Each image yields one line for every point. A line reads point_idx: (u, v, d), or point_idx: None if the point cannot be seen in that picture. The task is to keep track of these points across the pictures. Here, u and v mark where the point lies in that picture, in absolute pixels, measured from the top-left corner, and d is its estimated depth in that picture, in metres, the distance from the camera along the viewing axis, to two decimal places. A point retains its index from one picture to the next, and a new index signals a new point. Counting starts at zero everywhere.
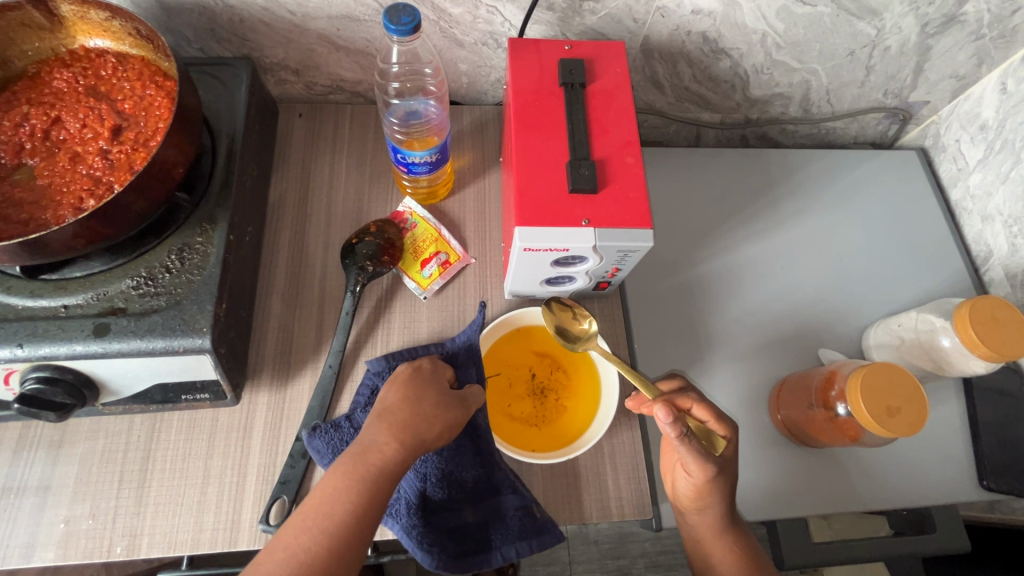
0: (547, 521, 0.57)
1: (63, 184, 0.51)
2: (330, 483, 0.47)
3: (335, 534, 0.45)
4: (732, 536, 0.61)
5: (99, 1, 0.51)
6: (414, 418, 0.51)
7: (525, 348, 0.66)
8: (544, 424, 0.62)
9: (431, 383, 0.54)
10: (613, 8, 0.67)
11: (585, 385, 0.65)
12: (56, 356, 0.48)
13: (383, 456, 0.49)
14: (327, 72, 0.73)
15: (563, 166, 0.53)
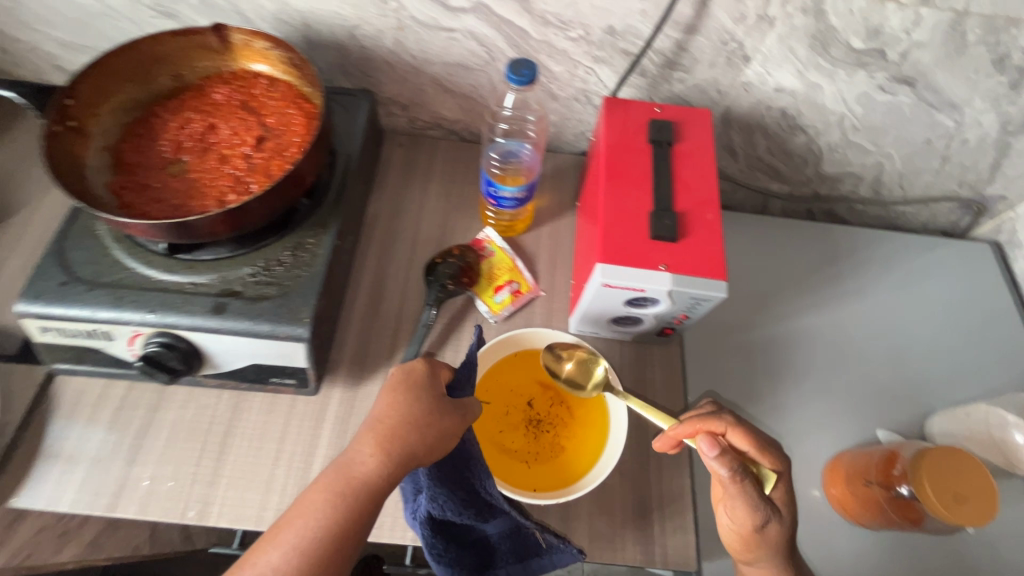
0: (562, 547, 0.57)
1: (210, 179, 0.58)
2: (308, 500, 0.46)
3: (309, 559, 0.43)
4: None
5: (269, 35, 0.61)
6: (401, 429, 0.50)
7: (528, 379, 0.68)
8: (537, 463, 0.63)
9: (425, 387, 0.53)
10: (701, 79, 0.73)
11: (584, 425, 0.66)
12: (181, 326, 0.54)
13: (366, 469, 0.48)
14: (431, 111, 0.82)
15: (647, 215, 0.58)
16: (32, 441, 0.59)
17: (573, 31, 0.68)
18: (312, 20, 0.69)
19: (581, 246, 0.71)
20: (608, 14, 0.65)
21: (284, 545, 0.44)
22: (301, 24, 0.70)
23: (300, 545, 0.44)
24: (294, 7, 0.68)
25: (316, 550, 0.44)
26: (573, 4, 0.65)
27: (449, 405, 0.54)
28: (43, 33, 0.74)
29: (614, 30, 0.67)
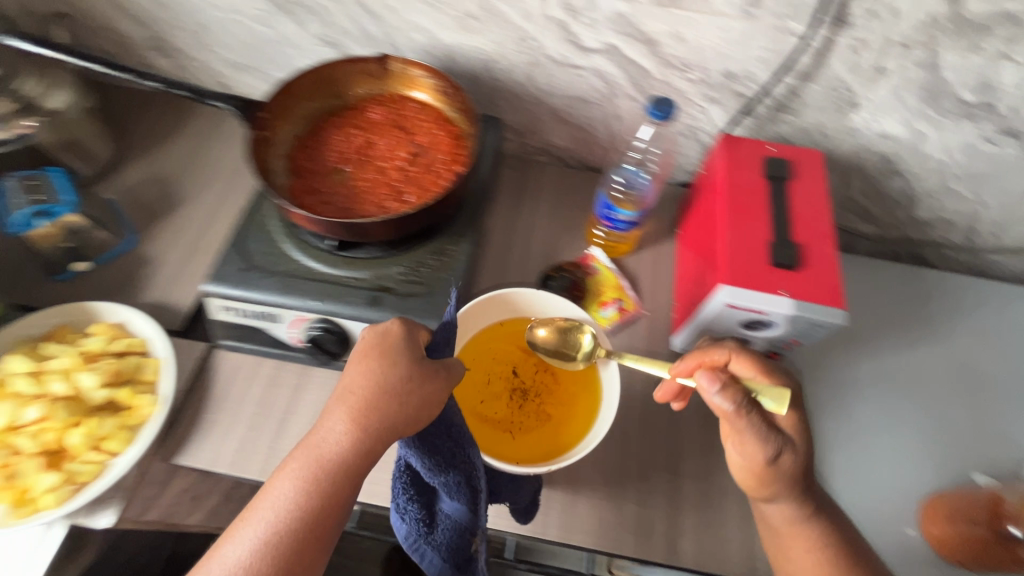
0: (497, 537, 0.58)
1: (371, 187, 0.66)
2: (276, 482, 0.49)
3: (279, 546, 0.47)
4: (820, 553, 0.56)
5: (429, 66, 0.69)
6: (373, 401, 0.50)
7: (511, 349, 0.71)
8: (520, 433, 0.65)
9: (403, 353, 0.52)
10: (806, 122, 0.77)
11: (569, 394, 0.68)
12: (344, 314, 0.61)
13: (337, 446, 0.50)
14: (542, 138, 0.89)
15: (766, 244, 0.62)
16: (196, 408, 0.67)
17: (693, 74, 0.74)
18: (455, 53, 0.78)
19: (686, 269, 0.76)
20: (729, 60, 0.71)
21: (256, 533, 0.47)
22: (444, 56, 0.78)
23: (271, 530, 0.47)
24: (442, 42, 0.76)
25: (287, 535, 0.47)
26: (698, 50, 0.71)
27: (432, 370, 0.52)
28: (218, 55, 0.86)
29: (732, 74, 0.73)
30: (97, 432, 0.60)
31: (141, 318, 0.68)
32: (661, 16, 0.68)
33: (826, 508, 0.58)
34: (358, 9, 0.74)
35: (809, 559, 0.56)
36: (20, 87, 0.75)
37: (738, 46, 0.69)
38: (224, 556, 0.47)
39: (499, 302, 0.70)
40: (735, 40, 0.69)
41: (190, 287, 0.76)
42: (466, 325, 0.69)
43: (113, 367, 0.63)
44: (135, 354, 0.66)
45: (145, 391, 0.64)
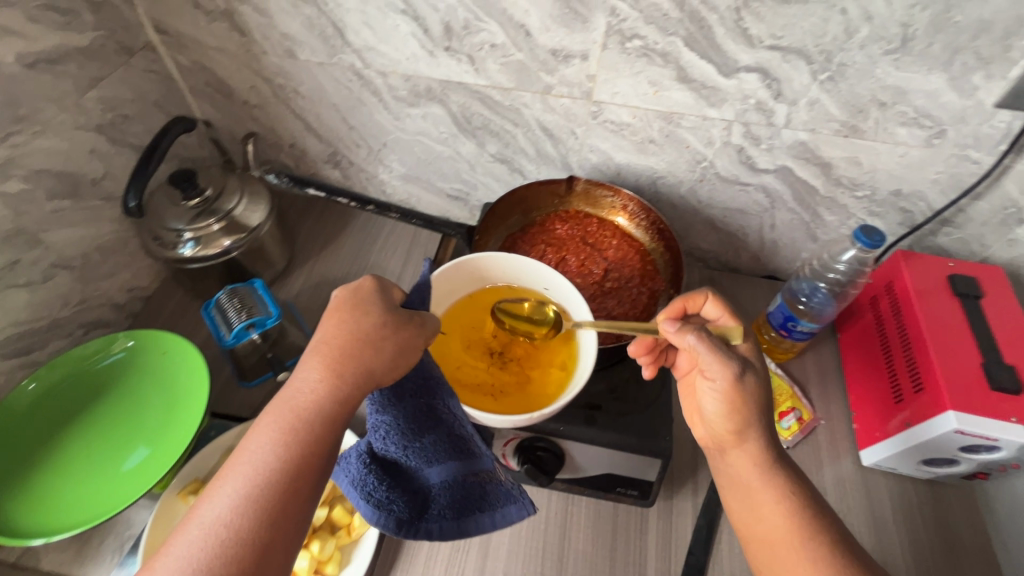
0: (512, 490, 0.57)
1: None
2: (253, 441, 0.44)
3: (261, 499, 0.42)
4: (782, 507, 0.51)
5: (620, 190, 0.76)
6: (352, 351, 0.48)
7: (486, 313, 0.67)
8: (504, 397, 0.60)
9: (375, 304, 0.51)
10: (966, 235, 0.80)
11: (549, 355, 0.64)
12: (562, 434, 0.61)
13: (314, 394, 0.46)
14: (690, 242, 0.93)
15: (979, 366, 0.63)
16: None
17: (860, 191, 0.77)
18: (624, 170, 0.83)
19: (861, 377, 0.77)
20: (901, 181, 0.75)
21: (236, 488, 0.42)
22: (613, 173, 0.83)
23: (252, 483, 0.42)
24: (615, 161, 0.81)
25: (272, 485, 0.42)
26: (871, 172, 0.75)
27: (403, 317, 0.51)
28: (388, 168, 0.92)
29: (901, 192, 0.76)
30: (321, 556, 0.60)
31: None
32: (841, 144, 0.72)
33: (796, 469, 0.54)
34: (541, 134, 0.80)
35: (778, 513, 0.51)
36: (229, 207, 0.78)
37: (913, 169, 0.73)
38: (202, 520, 0.41)
39: (469, 272, 0.67)
40: (911, 165, 0.72)
41: None
42: (441, 296, 0.65)
43: None
44: None
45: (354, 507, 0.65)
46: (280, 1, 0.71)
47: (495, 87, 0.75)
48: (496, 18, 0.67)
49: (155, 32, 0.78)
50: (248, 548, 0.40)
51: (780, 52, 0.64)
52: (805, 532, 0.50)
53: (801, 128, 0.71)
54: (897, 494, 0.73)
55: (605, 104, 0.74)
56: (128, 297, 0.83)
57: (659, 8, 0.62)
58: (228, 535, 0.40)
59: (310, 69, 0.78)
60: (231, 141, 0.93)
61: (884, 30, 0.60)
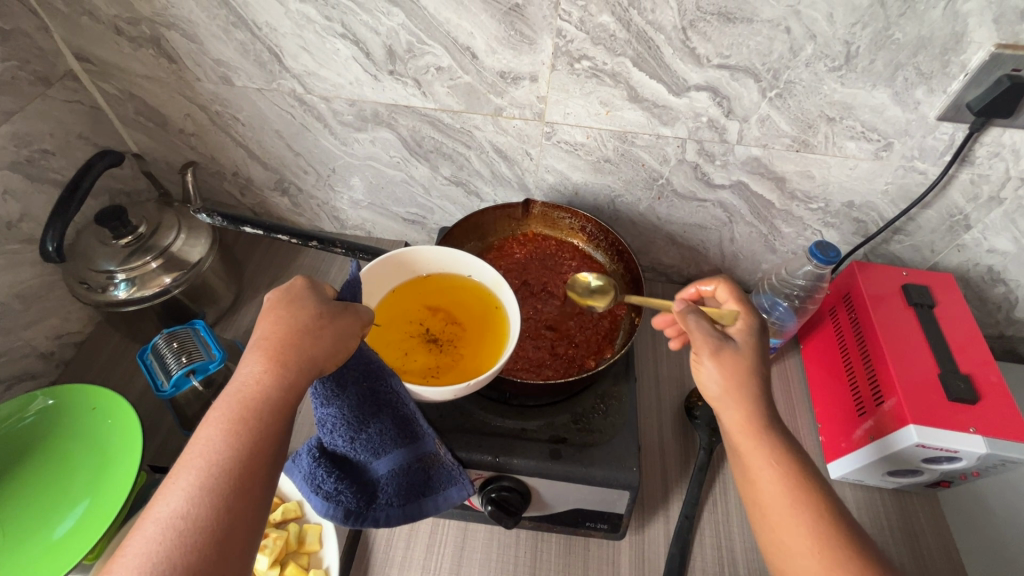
0: (455, 472, 0.58)
1: (537, 330, 0.70)
2: (204, 435, 0.40)
3: (216, 490, 0.38)
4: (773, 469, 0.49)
5: (574, 210, 0.75)
6: (292, 339, 0.44)
7: (416, 304, 0.67)
8: (443, 374, 0.60)
9: (312, 294, 0.48)
10: (917, 242, 0.81)
11: (480, 333, 0.64)
12: (522, 470, 0.59)
13: (261, 384, 0.43)
14: (652, 257, 0.92)
15: (937, 377, 0.64)
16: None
17: (814, 204, 0.78)
18: (581, 190, 0.81)
19: (824, 389, 0.77)
20: (853, 193, 0.75)
21: (186, 484, 0.38)
22: (571, 192, 0.82)
23: (208, 477, 0.39)
24: (572, 181, 0.80)
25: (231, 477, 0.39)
26: (823, 185, 0.75)
27: (342, 305, 0.49)
28: (339, 193, 0.88)
29: (853, 203, 0.77)
30: None
31: (286, 481, 0.66)
32: (793, 159, 0.72)
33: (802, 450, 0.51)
34: (495, 156, 0.78)
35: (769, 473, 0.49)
36: (166, 243, 0.73)
37: (863, 181, 0.74)
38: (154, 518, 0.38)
39: (398, 265, 0.66)
40: (861, 177, 0.73)
41: None
42: (369, 291, 0.64)
43: (276, 542, 0.60)
44: (287, 523, 0.63)
45: (308, 563, 0.61)
46: (209, 26, 0.67)
47: (444, 110, 0.73)
48: (440, 41, 0.65)
49: (76, 60, 0.72)
50: (206, 543, 0.37)
51: (729, 71, 0.63)
52: (794, 489, 0.48)
53: (754, 144, 0.71)
54: (866, 505, 0.72)
55: (558, 125, 0.72)
56: (56, 344, 0.77)
57: (605, 29, 0.61)
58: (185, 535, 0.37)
59: (249, 95, 0.74)
60: (168, 171, 0.88)
61: (828, 48, 0.60)
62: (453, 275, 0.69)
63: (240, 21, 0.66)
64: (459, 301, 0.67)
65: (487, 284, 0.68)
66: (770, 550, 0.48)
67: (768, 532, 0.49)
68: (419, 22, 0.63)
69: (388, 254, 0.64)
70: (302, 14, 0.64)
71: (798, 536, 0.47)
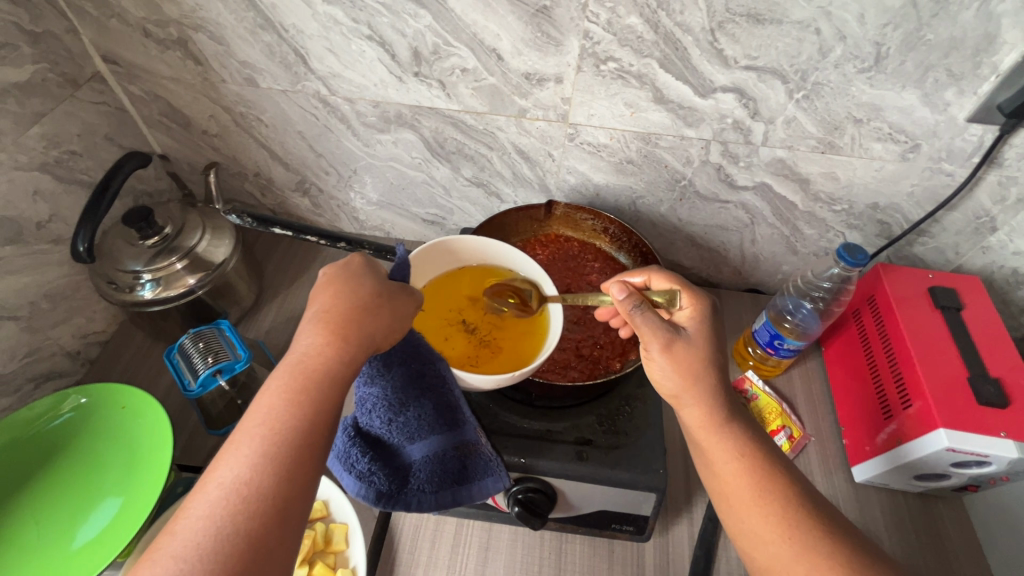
0: (491, 464, 0.59)
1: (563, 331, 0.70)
2: (266, 402, 0.43)
3: (278, 456, 0.40)
4: (739, 460, 0.50)
5: (598, 211, 0.75)
6: (353, 316, 0.48)
7: (458, 292, 0.67)
8: (482, 364, 0.61)
9: (368, 276, 0.52)
10: (942, 244, 0.81)
11: (519, 326, 0.65)
12: (549, 472, 0.59)
13: (323, 357, 0.45)
14: (672, 259, 0.91)
15: (966, 380, 0.63)
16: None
17: (838, 206, 0.77)
18: (603, 191, 0.81)
19: (849, 390, 0.77)
20: (878, 195, 0.75)
21: (250, 448, 0.40)
22: (592, 194, 0.82)
23: (272, 442, 0.41)
24: (594, 182, 0.80)
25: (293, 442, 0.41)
26: (848, 187, 0.75)
27: (396, 288, 0.52)
28: (360, 195, 0.89)
29: (878, 205, 0.76)
30: None
31: None
32: (818, 161, 0.72)
33: None
34: (517, 157, 0.78)
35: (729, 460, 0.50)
36: (191, 244, 0.74)
37: (889, 183, 0.73)
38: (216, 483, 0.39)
39: (443, 252, 0.67)
40: (887, 179, 0.73)
41: None
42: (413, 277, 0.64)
43: (304, 542, 0.60)
44: (314, 523, 0.63)
45: (335, 563, 0.61)
46: (236, 28, 0.67)
47: (468, 112, 0.73)
48: (466, 43, 0.65)
49: (104, 62, 0.73)
50: (269, 504, 0.39)
51: (756, 73, 0.63)
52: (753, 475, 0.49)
53: (778, 146, 0.71)
54: (890, 508, 0.72)
55: (582, 126, 0.72)
56: (82, 344, 0.78)
57: (633, 31, 0.61)
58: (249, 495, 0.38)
59: (273, 97, 0.75)
60: (191, 172, 0.88)
61: (858, 50, 0.59)
62: (495, 266, 0.69)
63: (266, 24, 0.66)
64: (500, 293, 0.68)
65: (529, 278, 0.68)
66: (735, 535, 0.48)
67: (734, 518, 0.49)
68: (446, 24, 0.63)
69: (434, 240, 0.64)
70: (329, 17, 0.64)
71: (763, 520, 0.47)
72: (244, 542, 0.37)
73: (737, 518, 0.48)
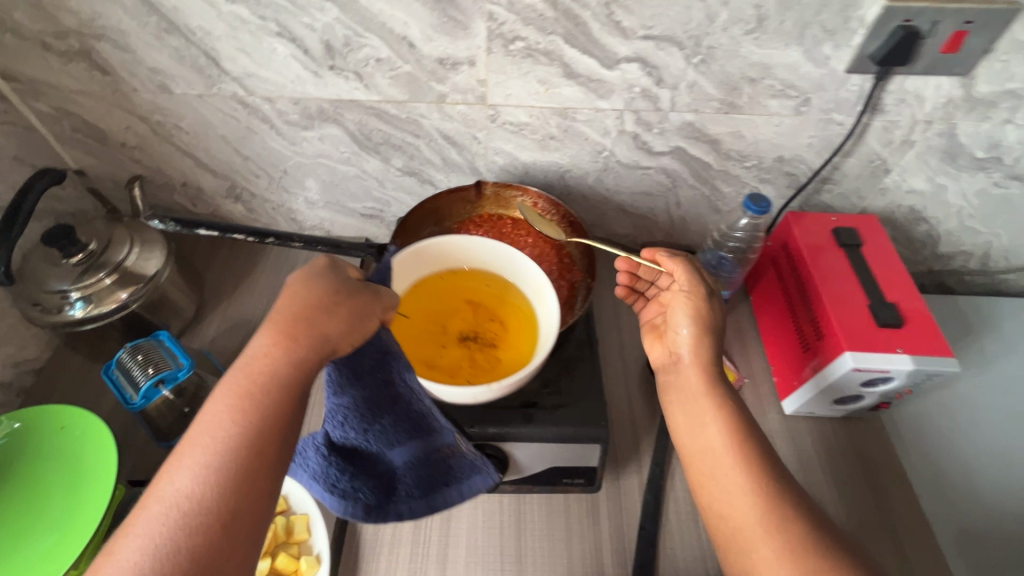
0: (475, 463, 0.61)
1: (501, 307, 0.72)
2: (214, 410, 0.43)
3: (223, 467, 0.41)
4: (723, 426, 0.56)
5: (523, 186, 0.77)
6: (310, 318, 0.48)
7: (458, 302, 0.72)
8: (477, 375, 0.64)
9: (329, 275, 0.52)
10: (845, 189, 0.88)
11: (517, 336, 0.69)
12: (497, 436, 0.62)
13: (271, 359, 0.46)
14: (607, 229, 0.95)
15: (866, 307, 0.69)
16: (353, 561, 0.64)
17: (748, 162, 0.83)
18: (531, 169, 0.84)
19: (773, 332, 0.82)
20: (782, 148, 0.81)
21: (197, 460, 0.41)
22: (521, 172, 0.85)
23: (218, 454, 0.42)
24: (521, 161, 0.83)
25: (239, 453, 0.42)
26: (754, 143, 0.80)
27: (360, 287, 0.54)
28: (294, 194, 0.89)
29: (783, 158, 0.82)
30: None
31: None
32: (723, 121, 0.77)
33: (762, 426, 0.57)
34: (444, 143, 0.80)
35: (718, 429, 0.56)
36: (119, 258, 0.72)
37: (789, 137, 0.79)
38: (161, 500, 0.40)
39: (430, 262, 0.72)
40: (787, 133, 0.78)
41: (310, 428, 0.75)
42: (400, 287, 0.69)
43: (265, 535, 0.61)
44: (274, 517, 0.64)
45: (298, 552, 0.62)
46: (141, 34, 0.66)
47: (389, 101, 0.74)
48: (377, 33, 0.66)
49: (3, 80, 0.71)
50: (213, 517, 0.39)
51: (654, 41, 0.67)
52: (742, 450, 0.54)
53: (686, 110, 0.75)
54: (819, 433, 0.78)
55: (501, 106, 0.75)
56: (14, 372, 0.75)
57: (534, 9, 0.64)
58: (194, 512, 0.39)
59: (190, 102, 0.74)
60: (114, 188, 0.86)
61: (741, 13, 0.64)
62: (489, 276, 0.74)
63: (171, 27, 0.66)
64: (495, 303, 0.72)
65: (524, 289, 0.72)
66: (710, 495, 0.54)
67: (714, 481, 0.54)
68: (354, 16, 0.65)
69: (422, 243, 0.70)
70: (235, 16, 0.65)
71: (738, 479, 0.52)
72: (186, 557, 0.38)
73: (712, 478, 0.54)
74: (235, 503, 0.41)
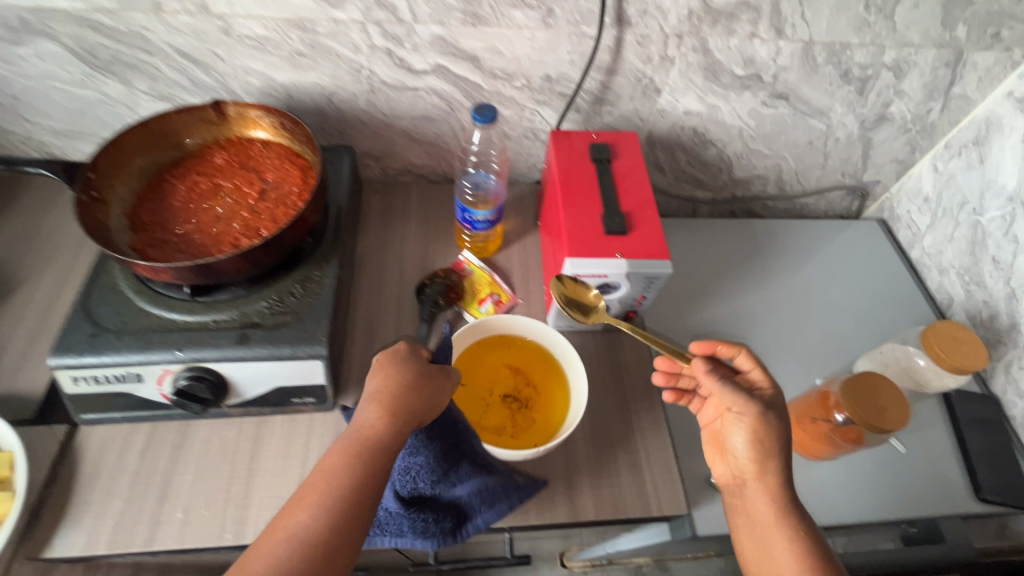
0: (530, 486, 0.66)
1: (224, 228, 0.67)
2: (329, 464, 0.51)
3: (330, 517, 0.48)
4: (795, 546, 0.56)
5: (261, 104, 0.72)
6: (402, 396, 0.55)
7: (501, 364, 0.74)
8: (518, 435, 0.68)
9: (410, 359, 0.58)
10: (624, 111, 0.88)
11: (555, 394, 0.72)
12: (206, 358, 0.60)
13: (374, 430, 0.53)
14: (401, 159, 0.93)
15: (599, 216, 0.71)
16: (69, 494, 0.63)
17: (517, 81, 0.82)
18: (293, 91, 0.80)
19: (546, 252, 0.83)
20: (544, 66, 0.80)
21: (313, 506, 0.48)
22: (283, 95, 0.81)
23: (329, 507, 0.48)
24: (278, 82, 0.79)
25: (340, 506, 0.49)
26: (514, 60, 0.79)
27: (433, 369, 0.59)
28: (38, 125, 0.82)
29: (551, 77, 0.82)
30: None
31: None
32: (473, 34, 0.75)
33: (813, 527, 0.58)
34: (183, 60, 0.75)
35: (793, 553, 0.56)
36: None
37: (548, 52, 0.78)
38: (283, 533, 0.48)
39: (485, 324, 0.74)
40: (543, 48, 0.77)
41: (39, 368, 0.71)
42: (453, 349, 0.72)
43: None
44: None
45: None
46: None
47: (100, 11, 0.68)
48: None
49: None
50: (314, 557, 0.46)
51: None
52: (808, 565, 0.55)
53: (431, 22, 0.73)
54: (579, 347, 0.81)
55: (229, 17, 0.70)
56: None
57: None
58: (302, 555, 0.46)
59: None
60: None
61: None
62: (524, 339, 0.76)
63: None
64: (538, 364, 0.75)
65: (560, 355, 0.74)
66: None
67: None
68: None
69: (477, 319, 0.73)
70: None
71: None
72: None
73: None
74: (332, 551, 0.47)
